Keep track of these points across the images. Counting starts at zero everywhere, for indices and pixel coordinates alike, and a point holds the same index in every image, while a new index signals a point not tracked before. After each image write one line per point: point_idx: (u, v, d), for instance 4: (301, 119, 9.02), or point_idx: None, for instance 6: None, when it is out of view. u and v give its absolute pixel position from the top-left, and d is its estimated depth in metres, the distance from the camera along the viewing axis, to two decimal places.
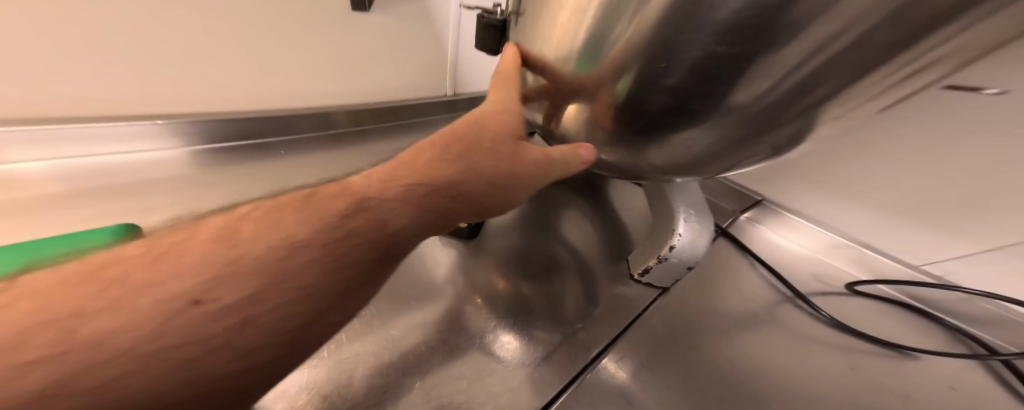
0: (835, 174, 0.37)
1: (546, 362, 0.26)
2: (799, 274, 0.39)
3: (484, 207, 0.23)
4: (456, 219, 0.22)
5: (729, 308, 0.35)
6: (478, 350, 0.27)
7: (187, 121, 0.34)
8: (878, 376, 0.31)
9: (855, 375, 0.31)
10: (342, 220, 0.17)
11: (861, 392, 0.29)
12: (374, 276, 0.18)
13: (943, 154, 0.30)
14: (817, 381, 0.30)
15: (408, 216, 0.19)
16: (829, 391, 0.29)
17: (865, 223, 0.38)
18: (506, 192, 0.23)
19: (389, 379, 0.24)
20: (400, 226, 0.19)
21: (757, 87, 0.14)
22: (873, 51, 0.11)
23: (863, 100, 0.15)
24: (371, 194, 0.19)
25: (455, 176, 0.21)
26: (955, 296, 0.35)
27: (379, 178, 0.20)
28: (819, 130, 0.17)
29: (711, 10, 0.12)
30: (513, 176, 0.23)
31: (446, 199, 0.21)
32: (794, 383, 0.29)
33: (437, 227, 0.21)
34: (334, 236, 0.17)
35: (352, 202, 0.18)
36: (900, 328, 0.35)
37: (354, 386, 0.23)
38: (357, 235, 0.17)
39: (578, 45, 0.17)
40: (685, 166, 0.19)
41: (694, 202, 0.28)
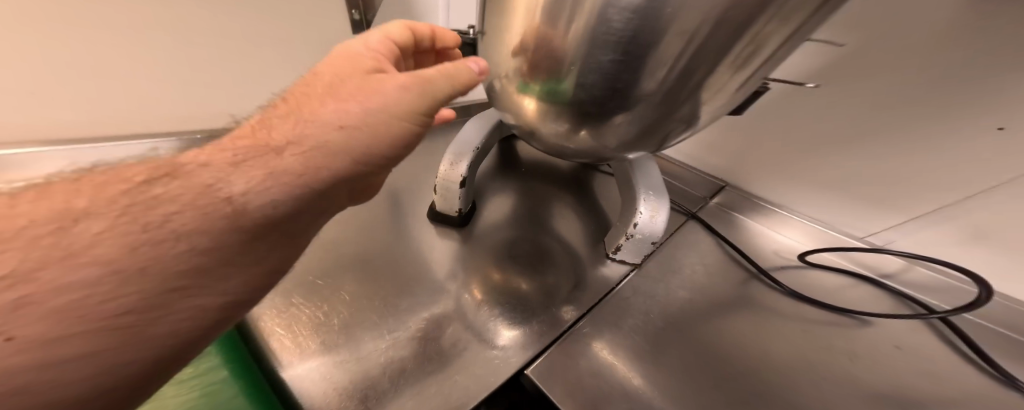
0: (789, 159, 0.42)
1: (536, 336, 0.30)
2: (762, 250, 0.43)
3: (356, 157, 0.21)
4: (326, 187, 0.20)
5: (705, 290, 0.38)
6: (481, 332, 0.30)
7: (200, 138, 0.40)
8: (839, 342, 0.34)
9: (822, 344, 0.34)
10: (140, 193, 0.15)
11: (810, 352, 0.33)
12: (233, 247, 0.16)
13: (874, 135, 0.35)
14: (789, 352, 0.33)
15: (248, 179, 0.17)
16: (800, 359, 0.32)
17: (819, 202, 0.42)
18: (373, 129, 0.21)
19: (403, 360, 0.27)
20: (237, 189, 0.17)
21: (661, 69, 0.18)
22: (727, 35, 0.16)
23: (745, 73, 0.20)
24: (188, 166, 0.17)
25: (292, 133, 0.19)
26: (898, 263, 0.39)
27: (192, 159, 0.18)
28: (723, 100, 0.22)
29: (613, 18, 0.16)
30: (373, 109, 0.21)
31: (294, 158, 0.18)
32: (769, 355, 0.32)
33: (310, 193, 0.19)
34: (128, 212, 0.14)
35: (153, 178, 0.16)
36: (854, 295, 0.39)
37: (371, 364, 0.26)
38: (175, 203, 0.15)
39: (524, 57, 0.21)
40: (628, 143, 0.24)
41: (654, 183, 0.33)
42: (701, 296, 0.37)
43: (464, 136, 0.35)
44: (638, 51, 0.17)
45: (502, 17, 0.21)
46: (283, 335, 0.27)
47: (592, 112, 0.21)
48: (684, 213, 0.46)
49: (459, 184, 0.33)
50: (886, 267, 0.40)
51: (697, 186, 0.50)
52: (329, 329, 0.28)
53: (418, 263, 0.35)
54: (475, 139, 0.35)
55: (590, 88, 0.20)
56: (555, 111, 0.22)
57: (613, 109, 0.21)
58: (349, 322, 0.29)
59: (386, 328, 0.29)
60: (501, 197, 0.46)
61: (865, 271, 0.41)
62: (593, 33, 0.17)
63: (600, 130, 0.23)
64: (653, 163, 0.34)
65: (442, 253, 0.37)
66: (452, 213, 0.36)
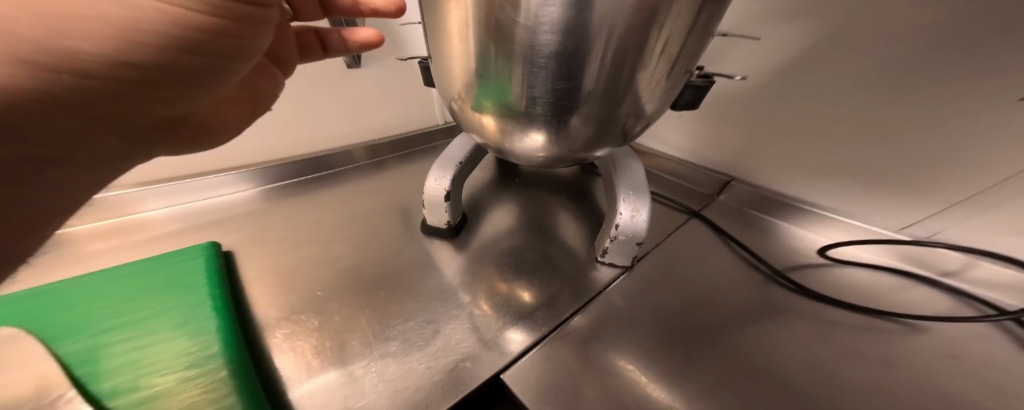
0: (798, 146, 0.38)
1: (561, 356, 0.26)
2: (785, 248, 0.39)
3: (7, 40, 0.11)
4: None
5: (743, 301, 0.32)
6: (500, 351, 0.27)
7: (252, 170, 0.43)
8: (920, 361, 0.28)
9: (899, 366, 0.27)
10: None
11: (833, 358, 0.28)
12: None
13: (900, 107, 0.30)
14: (876, 378, 0.26)
15: None
16: (888, 386, 0.26)
17: (849, 195, 0.37)
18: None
19: (407, 391, 0.24)
20: None
21: (595, 68, 0.19)
22: (642, 25, 0.17)
23: (674, 63, 0.20)
24: None
25: None
26: (961, 257, 0.32)
27: None
28: (663, 93, 0.23)
29: (537, 26, 0.17)
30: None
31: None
32: (854, 385, 0.26)
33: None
34: None
35: None
36: (900, 296, 0.33)
37: (367, 382, 0.24)
38: None
39: (472, 74, 0.22)
40: (589, 142, 0.24)
41: (635, 183, 0.33)
42: (731, 306, 0.32)
43: (450, 151, 0.37)
44: (564, 50, 0.18)
45: (442, 46, 0.22)
46: (282, 340, 0.26)
47: (543, 116, 0.21)
48: (685, 212, 0.44)
49: (444, 198, 0.36)
50: (944, 264, 0.33)
51: (704, 183, 0.48)
52: (320, 349, 0.26)
53: (425, 276, 0.33)
54: (459, 154, 0.37)
55: (533, 93, 0.20)
56: (510, 122, 0.23)
57: (560, 111, 0.21)
58: (340, 335, 0.27)
59: (377, 345, 0.26)
60: (505, 207, 0.44)
61: (915, 267, 0.35)
62: (519, 40, 0.18)
63: (556, 134, 0.23)
64: (637, 162, 0.35)
65: (451, 264, 0.35)
66: (443, 226, 0.37)
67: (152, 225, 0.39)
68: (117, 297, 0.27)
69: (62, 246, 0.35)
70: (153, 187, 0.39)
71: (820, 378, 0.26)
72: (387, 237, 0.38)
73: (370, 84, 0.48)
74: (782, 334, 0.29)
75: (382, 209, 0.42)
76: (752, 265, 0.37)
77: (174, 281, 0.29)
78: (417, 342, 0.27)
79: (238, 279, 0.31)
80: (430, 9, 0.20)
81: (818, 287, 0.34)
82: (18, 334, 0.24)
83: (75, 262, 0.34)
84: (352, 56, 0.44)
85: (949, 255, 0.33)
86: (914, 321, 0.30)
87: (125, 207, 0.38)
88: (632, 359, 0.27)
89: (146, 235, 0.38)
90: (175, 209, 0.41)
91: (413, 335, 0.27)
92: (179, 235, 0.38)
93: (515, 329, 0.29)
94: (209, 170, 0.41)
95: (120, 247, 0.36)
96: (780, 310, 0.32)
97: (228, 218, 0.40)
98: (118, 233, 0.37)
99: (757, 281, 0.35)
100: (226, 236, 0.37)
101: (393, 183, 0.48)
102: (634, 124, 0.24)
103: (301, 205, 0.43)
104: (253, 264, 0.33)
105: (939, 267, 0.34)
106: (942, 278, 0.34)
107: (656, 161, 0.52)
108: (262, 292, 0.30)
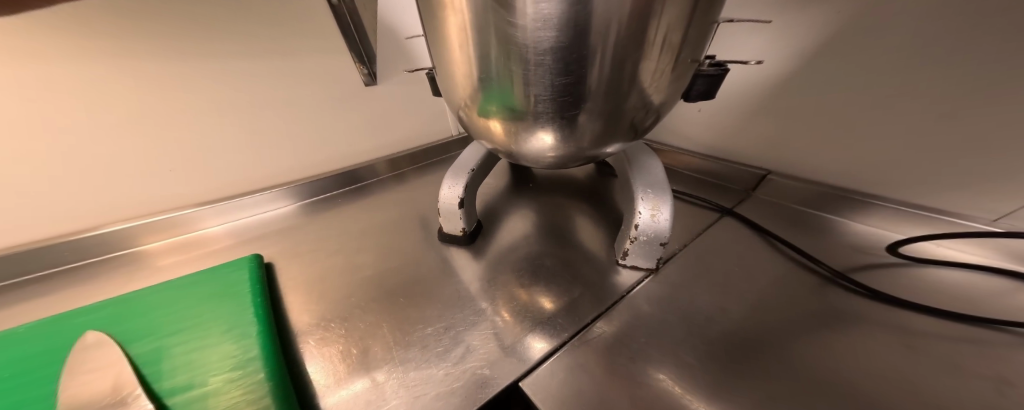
0: (835, 130, 0.34)
1: (586, 363, 0.26)
2: (832, 243, 0.35)
3: None
4: None
5: (792, 304, 0.29)
6: (519, 357, 0.26)
7: (290, 188, 0.48)
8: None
9: (994, 380, 0.23)
10: None
11: (914, 375, 0.24)
12: None
13: (963, 75, 0.26)
14: (966, 394, 0.22)
15: None
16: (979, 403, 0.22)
17: (902, 182, 0.32)
18: None
19: (426, 398, 0.24)
20: None
21: (595, 62, 0.19)
22: (639, 14, 0.17)
23: (680, 51, 0.20)
24: None
25: None
26: None
27: None
28: (672, 84, 0.22)
29: (532, 26, 0.17)
30: None
31: None
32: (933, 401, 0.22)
33: None
34: None
35: None
36: (999, 299, 0.28)
37: (388, 385, 0.25)
38: None
39: (474, 79, 0.22)
40: (597, 139, 0.24)
41: (653, 180, 0.32)
42: (777, 310, 0.29)
43: (463, 160, 0.38)
44: (560, 46, 0.18)
45: (446, 54, 0.23)
46: (314, 346, 0.28)
47: (545, 116, 0.21)
48: (715, 210, 0.41)
49: (458, 205, 0.37)
50: None
51: (735, 179, 0.44)
52: (346, 355, 0.27)
53: (445, 282, 0.34)
54: (471, 162, 0.38)
55: (534, 92, 0.20)
56: (515, 124, 0.23)
57: (563, 109, 0.21)
58: (364, 341, 0.28)
59: (399, 350, 0.27)
60: (521, 213, 0.44)
61: (1016, 265, 0.29)
62: (515, 40, 0.18)
63: (562, 133, 0.22)
64: (656, 161, 0.33)
65: (470, 271, 0.35)
66: (458, 233, 0.38)
67: (209, 240, 0.44)
68: (180, 303, 0.31)
69: (139, 261, 0.41)
70: (207, 206, 0.44)
71: (900, 392, 0.23)
72: (407, 244, 0.39)
73: (387, 100, 0.51)
74: (838, 341, 0.26)
75: (405, 218, 0.44)
76: (800, 265, 0.33)
77: (224, 291, 0.32)
78: (441, 352, 0.27)
79: (277, 288, 0.34)
80: (431, 20, 0.21)
81: (879, 288, 0.30)
82: (102, 338, 0.28)
83: (151, 275, 0.39)
84: (368, 74, 0.47)
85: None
86: (1004, 325, 0.25)
87: (188, 226, 0.44)
88: (666, 367, 0.25)
89: (214, 247, 0.43)
90: (228, 225, 0.46)
91: (431, 341, 0.28)
92: (231, 249, 0.42)
93: (536, 336, 0.28)
94: (254, 190, 0.46)
95: (186, 261, 0.41)
96: (837, 313, 0.28)
97: (270, 232, 0.44)
98: (184, 249, 0.43)
99: (815, 281, 0.31)
100: (268, 248, 0.41)
101: (414, 194, 0.50)
102: (644, 118, 0.23)
103: (330, 220, 0.45)
104: (291, 273, 0.36)
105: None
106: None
107: (678, 158, 0.49)
108: (296, 300, 0.33)
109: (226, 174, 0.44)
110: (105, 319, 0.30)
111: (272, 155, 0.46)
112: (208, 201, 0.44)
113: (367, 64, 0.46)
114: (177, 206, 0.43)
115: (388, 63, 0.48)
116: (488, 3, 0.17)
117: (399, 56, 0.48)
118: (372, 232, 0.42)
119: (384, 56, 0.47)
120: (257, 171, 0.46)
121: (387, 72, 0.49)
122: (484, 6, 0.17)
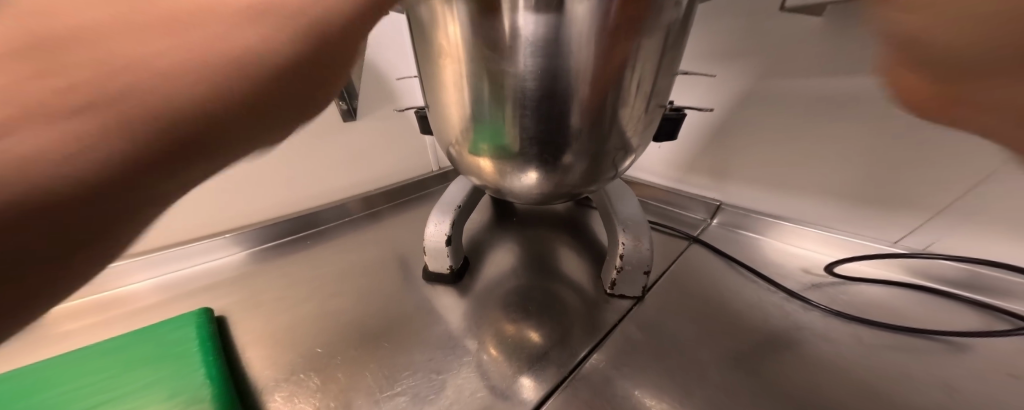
0: (770, 168, 0.40)
1: (578, 399, 0.25)
2: (784, 264, 0.39)
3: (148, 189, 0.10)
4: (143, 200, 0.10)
5: (762, 323, 0.32)
6: (513, 399, 0.25)
7: (248, 231, 0.44)
8: (960, 377, 0.26)
9: (939, 382, 0.26)
10: None
11: (875, 383, 0.26)
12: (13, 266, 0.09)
13: (851, 122, 0.33)
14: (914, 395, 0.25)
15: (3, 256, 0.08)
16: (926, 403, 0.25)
17: (827, 212, 0.38)
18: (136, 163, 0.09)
19: None
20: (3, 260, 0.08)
21: (577, 110, 0.21)
22: (615, 70, 0.19)
23: (646, 103, 0.23)
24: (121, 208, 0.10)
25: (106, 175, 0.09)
26: (967, 269, 0.31)
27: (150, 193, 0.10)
28: (642, 127, 0.25)
29: (522, 79, 0.19)
30: (146, 143, 0.09)
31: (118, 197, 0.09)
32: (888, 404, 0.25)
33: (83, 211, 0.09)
34: None
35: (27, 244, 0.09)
36: (922, 313, 0.32)
37: None
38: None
39: (467, 120, 0.23)
40: (581, 179, 0.25)
41: (632, 213, 0.35)
42: (751, 329, 0.31)
43: (448, 196, 0.38)
44: (549, 93, 0.20)
45: (439, 95, 0.24)
46: (283, 403, 0.25)
47: (536, 157, 0.23)
48: (685, 238, 0.44)
49: (444, 243, 0.36)
50: (951, 277, 0.33)
51: (695, 209, 0.48)
52: None
53: (430, 323, 0.32)
54: (457, 199, 0.38)
55: (524, 136, 0.22)
56: (507, 164, 0.24)
57: (552, 150, 0.22)
58: (345, 393, 0.25)
59: (386, 400, 0.25)
60: (504, 248, 0.44)
61: (927, 282, 0.34)
62: (508, 87, 0.20)
63: (548, 174, 0.24)
64: (631, 195, 0.37)
65: (454, 311, 0.34)
66: (444, 271, 0.37)
67: (148, 293, 0.38)
68: (107, 367, 0.27)
69: (45, 327, 0.34)
70: (139, 258, 0.39)
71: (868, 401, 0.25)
72: (387, 287, 0.37)
73: (363, 138, 0.51)
74: (805, 356, 0.28)
75: (382, 259, 0.42)
76: (760, 286, 0.36)
77: (164, 352, 0.28)
78: (429, 395, 0.26)
79: (232, 344, 0.30)
80: (426, 64, 0.23)
81: (832, 304, 0.33)
82: None
83: (53, 345, 0.33)
84: (348, 110, 0.48)
85: (950, 266, 0.32)
86: (935, 336, 0.29)
87: (114, 282, 0.38)
88: (655, 395, 0.25)
89: (141, 305, 0.37)
90: (160, 279, 0.40)
91: (423, 387, 0.26)
92: (172, 303, 0.37)
93: (526, 377, 0.27)
94: (206, 234, 0.42)
95: (103, 324, 0.35)
96: (800, 328, 0.31)
97: (223, 282, 0.39)
98: (104, 309, 0.36)
99: (777, 299, 0.34)
100: (224, 298, 0.37)
101: (390, 232, 0.48)
102: (621, 158, 0.26)
103: (293, 265, 0.42)
104: (246, 326, 0.32)
105: (951, 278, 0.33)
106: (956, 290, 0.33)
107: (645, 190, 0.53)
108: (257, 354, 0.29)
109: (176, 220, 0.41)
110: (6, 394, 0.25)
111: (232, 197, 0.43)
112: (141, 252, 0.39)
113: (346, 101, 0.47)
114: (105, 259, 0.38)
115: (367, 99, 0.49)
116: (484, 53, 0.19)
117: (379, 92, 0.50)
118: (346, 275, 0.39)
119: (364, 92, 0.49)
120: (210, 215, 0.42)
121: (366, 109, 0.50)
122: (479, 58, 0.20)
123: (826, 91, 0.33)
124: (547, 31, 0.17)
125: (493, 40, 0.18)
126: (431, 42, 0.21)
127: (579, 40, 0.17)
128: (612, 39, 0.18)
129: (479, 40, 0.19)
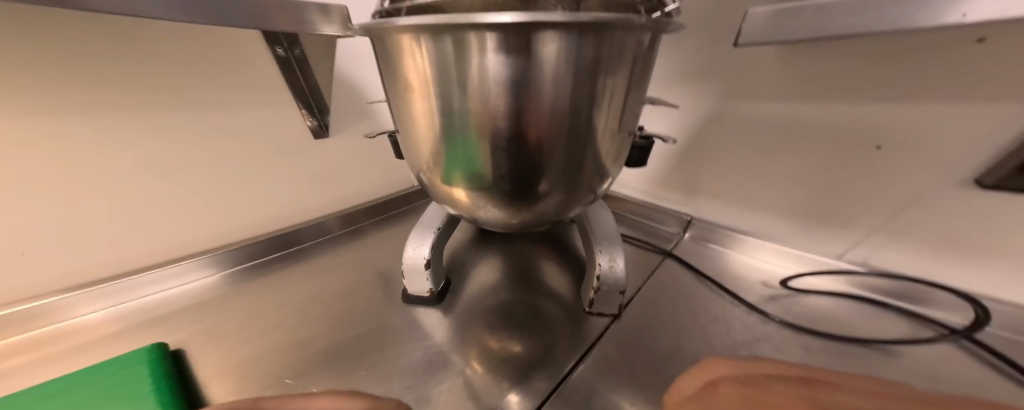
0: (733, 186, 0.43)
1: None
2: (748, 277, 0.41)
3: None
4: None
5: (731, 337, 0.33)
6: None
7: (216, 254, 0.41)
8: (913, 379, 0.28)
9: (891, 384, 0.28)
10: None
11: None
12: None
13: (800, 145, 0.36)
14: None
15: None
16: None
17: (784, 228, 0.41)
18: None
19: None
20: None
21: (550, 142, 0.21)
22: (583, 106, 0.20)
23: (615, 133, 0.24)
24: None
25: None
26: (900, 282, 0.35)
27: None
28: (614, 154, 0.26)
29: (494, 115, 0.20)
30: None
31: None
32: None
33: None
34: None
35: None
36: (864, 322, 0.34)
37: None
38: None
39: (440, 150, 0.24)
40: (559, 205, 0.26)
41: (608, 234, 0.36)
42: (720, 342, 0.32)
43: (427, 218, 0.39)
44: (520, 128, 0.20)
45: (411, 126, 0.24)
46: None
47: (511, 186, 0.23)
48: (659, 252, 0.46)
49: (423, 266, 0.36)
50: (887, 289, 0.36)
51: (668, 223, 0.50)
52: None
53: (412, 346, 0.32)
54: (434, 222, 0.38)
55: (498, 167, 0.22)
56: (483, 193, 0.24)
57: (527, 181, 0.23)
58: None
59: None
60: (486, 265, 0.44)
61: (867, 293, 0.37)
62: (480, 123, 0.20)
63: (526, 203, 0.24)
64: (606, 214, 0.38)
65: (437, 330, 0.34)
66: (425, 294, 0.37)
67: (105, 324, 0.35)
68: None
69: None
70: (92, 288, 0.35)
71: None
72: (367, 308, 0.36)
73: (335, 154, 0.51)
74: None
75: (362, 279, 0.41)
76: (728, 300, 0.38)
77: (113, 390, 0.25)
78: None
79: (191, 378, 0.29)
80: (397, 95, 0.23)
81: (788, 316, 0.35)
82: None
83: None
84: (317, 127, 0.47)
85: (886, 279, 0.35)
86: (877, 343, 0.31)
87: (60, 315, 0.34)
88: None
89: (90, 338, 0.34)
90: (115, 309, 0.36)
91: None
92: (129, 333, 0.34)
93: (514, 393, 0.27)
94: (166, 260, 0.40)
95: (42, 363, 0.31)
96: (764, 341, 0.33)
97: (188, 310, 0.37)
98: (46, 346, 0.33)
99: (742, 312, 0.36)
100: (187, 327, 0.34)
101: (369, 251, 0.47)
102: (596, 183, 0.27)
103: (268, 286, 0.40)
104: (216, 359, 0.30)
105: (887, 289, 0.36)
106: (890, 300, 0.36)
107: (622, 204, 0.55)
108: (226, 390, 0.27)
109: (134, 245, 0.38)
110: None
111: (198, 218, 0.41)
112: (90, 283, 0.36)
113: (317, 117, 0.47)
114: (43, 293, 0.34)
115: (340, 115, 0.49)
116: (455, 90, 0.19)
117: (351, 109, 0.50)
118: (323, 298, 0.38)
119: (336, 107, 0.48)
120: (172, 239, 0.40)
121: (338, 124, 0.49)
122: (449, 94, 0.20)
123: (781, 120, 0.36)
124: (513, 72, 0.18)
125: (462, 79, 0.19)
126: (401, 76, 0.21)
127: (545, 79, 0.18)
128: (578, 79, 0.18)
129: (450, 77, 0.19)
